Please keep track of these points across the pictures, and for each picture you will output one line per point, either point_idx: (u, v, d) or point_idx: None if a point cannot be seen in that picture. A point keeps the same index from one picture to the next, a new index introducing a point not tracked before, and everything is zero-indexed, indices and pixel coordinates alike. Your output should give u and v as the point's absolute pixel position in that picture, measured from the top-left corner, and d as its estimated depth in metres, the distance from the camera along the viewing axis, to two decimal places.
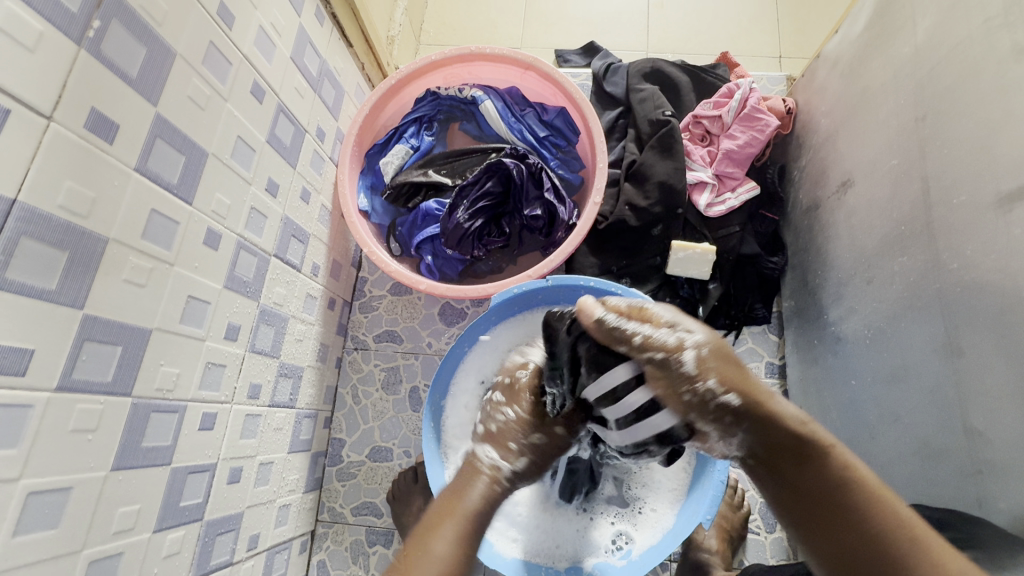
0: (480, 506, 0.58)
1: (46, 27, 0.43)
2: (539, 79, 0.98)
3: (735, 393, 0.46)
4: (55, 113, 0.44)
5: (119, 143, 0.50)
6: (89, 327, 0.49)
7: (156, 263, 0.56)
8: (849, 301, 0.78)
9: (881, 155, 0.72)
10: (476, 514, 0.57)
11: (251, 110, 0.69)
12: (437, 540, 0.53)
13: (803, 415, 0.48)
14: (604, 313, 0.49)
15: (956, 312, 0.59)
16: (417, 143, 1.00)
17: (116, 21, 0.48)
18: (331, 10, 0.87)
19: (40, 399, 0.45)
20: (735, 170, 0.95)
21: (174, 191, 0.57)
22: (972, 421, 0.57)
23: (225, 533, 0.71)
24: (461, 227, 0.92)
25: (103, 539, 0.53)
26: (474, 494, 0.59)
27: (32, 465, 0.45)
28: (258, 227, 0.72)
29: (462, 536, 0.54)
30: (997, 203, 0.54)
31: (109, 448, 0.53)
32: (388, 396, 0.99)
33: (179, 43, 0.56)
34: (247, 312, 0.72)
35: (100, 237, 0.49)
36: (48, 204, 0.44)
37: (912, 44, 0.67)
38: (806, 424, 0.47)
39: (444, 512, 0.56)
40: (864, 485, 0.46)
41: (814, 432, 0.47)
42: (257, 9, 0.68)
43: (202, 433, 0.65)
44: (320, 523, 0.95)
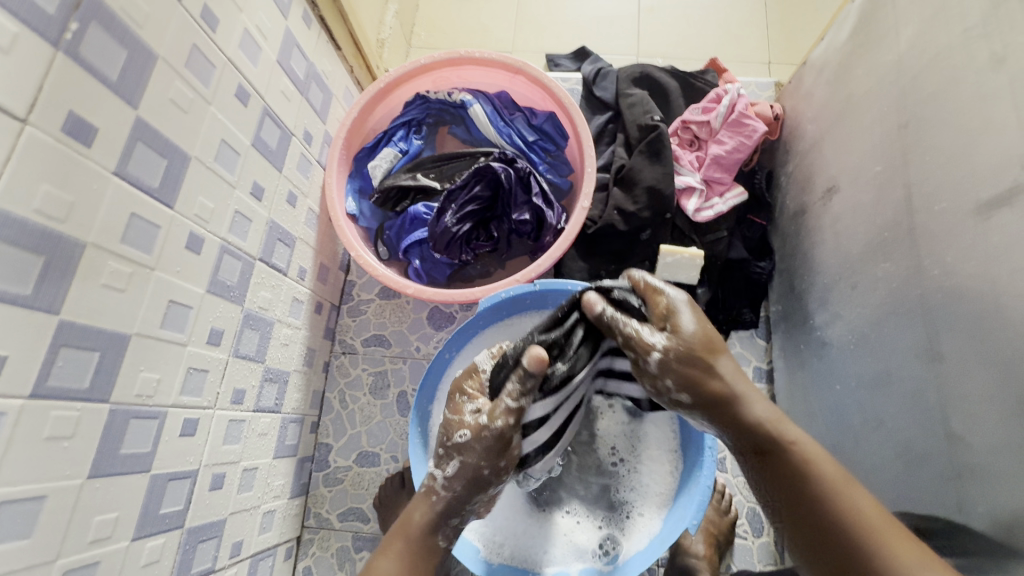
0: (427, 525, 0.58)
1: (22, 29, 0.42)
2: (528, 83, 0.99)
3: (687, 394, 0.56)
4: (30, 116, 0.43)
5: (98, 147, 0.49)
6: (65, 333, 0.48)
7: (136, 268, 0.55)
8: (833, 306, 0.79)
9: (865, 162, 0.73)
10: (424, 532, 0.58)
11: (235, 114, 0.68)
12: (383, 558, 0.56)
13: (771, 415, 0.54)
14: (603, 307, 0.59)
15: (936, 318, 0.59)
16: (406, 147, 1.00)
17: (95, 23, 0.48)
18: (319, 13, 0.86)
19: (14, 406, 0.45)
20: (722, 175, 0.95)
21: (155, 194, 0.57)
22: (953, 427, 0.57)
23: (207, 540, 0.70)
24: (449, 231, 0.91)
25: (79, 548, 0.52)
26: (420, 517, 0.58)
27: (5, 472, 0.44)
28: (243, 231, 0.72)
29: (408, 560, 0.56)
30: (977, 211, 0.55)
31: (86, 455, 0.52)
32: (375, 401, 0.99)
33: (161, 45, 0.55)
34: (231, 317, 0.71)
35: (77, 241, 0.48)
36: (23, 209, 0.43)
37: (895, 52, 0.68)
38: (772, 423, 0.54)
39: (396, 532, 0.58)
40: (823, 477, 0.50)
41: (779, 430, 0.53)
42: (242, 12, 0.67)
43: (184, 439, 0.64)
44: (306, 529, 0.94)
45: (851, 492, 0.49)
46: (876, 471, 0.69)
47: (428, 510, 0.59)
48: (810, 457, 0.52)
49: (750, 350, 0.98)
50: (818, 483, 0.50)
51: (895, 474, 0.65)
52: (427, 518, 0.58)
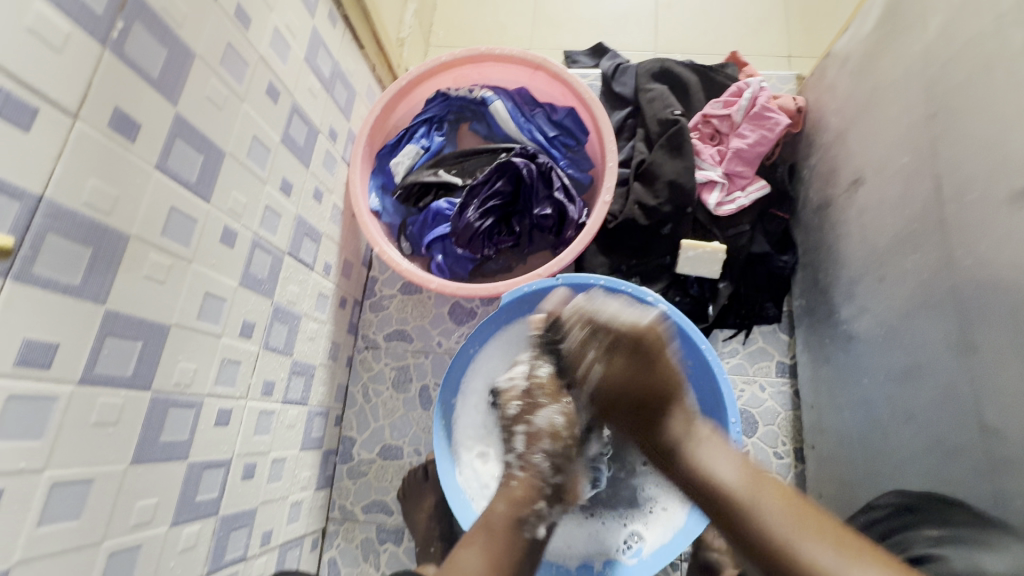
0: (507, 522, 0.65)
1: (74, 29, 0.44)
2: (548, 79, 0.99)
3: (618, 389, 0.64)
4: (80, 112, 0.45)
5: (140, 142, 0.51)
6: (111, 322, 0.50)
7: (175, 260, 0.57)
8: (860, 300, 0.78)
9: (892, 152, 0.72)
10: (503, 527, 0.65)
11: (266, 111, 0.70)
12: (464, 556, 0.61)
13: (731, 486, 0.57)
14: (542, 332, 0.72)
15: (970, 309, 0.59)
16: (428, 143, 1.01)
17: (139, 22, 0.49)
18: (343, 12, 0.88)
19: (64, 392, 0.46)
20: (745, 169, 0.95)
21: (193, 189, 0.58)
22: (988, 418, 0.57)
23: (239, 528, 0.72)
24: (472, 226, 0.92)
25: (122, 531, 0.54)
26: (501, 512, 0.66)
27: (56, 456, 0.46)
28: (272, 226, 0.73)
29: (490, 558, 0.62)
30: (1012, 199, 0.54)
31: (130, 442, 0.53)
32: (398, 395, 1.00)
33: (199, 44, 0.57)
34: (261, 310, 0.72)
35: (121, 233, 0.50)
36: (73, 202, 0.45)
37: (923, 41, 0.67)
38: (729, 495, 0.57)
39: (477, 531, 0.65)
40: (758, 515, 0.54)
41: (731, 498, 0.56)
42: (272, 11, 0.69)
43: (218, 428, 0.66)
44: (331, 521, 0.96)
45: (765, 491, 0.56)
46: (906, 465, 0.68)
47: (510, 502, 0.67)
48: (725, 480, 0.58)
49: (773, 344, 0.97)
50: (731, 498, 0.56)
51: (926, 467, 0.65)
52: (507, 513, 0.66)
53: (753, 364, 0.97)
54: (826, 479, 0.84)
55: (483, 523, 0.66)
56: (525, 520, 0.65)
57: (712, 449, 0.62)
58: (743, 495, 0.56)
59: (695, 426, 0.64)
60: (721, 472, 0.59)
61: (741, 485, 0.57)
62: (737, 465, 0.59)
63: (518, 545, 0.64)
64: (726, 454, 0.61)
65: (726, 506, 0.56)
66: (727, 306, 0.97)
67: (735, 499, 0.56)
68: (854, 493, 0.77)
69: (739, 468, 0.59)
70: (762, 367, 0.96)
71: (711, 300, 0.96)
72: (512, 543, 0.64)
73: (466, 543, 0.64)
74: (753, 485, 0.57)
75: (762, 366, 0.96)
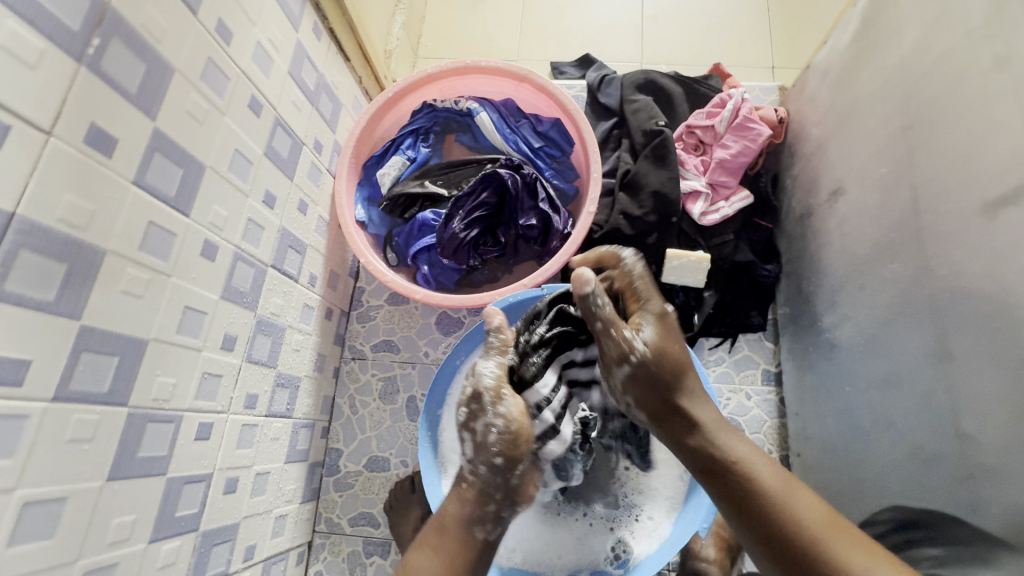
0: (461, 515, 0.60)
1: (48, 45, 0.44)
2: (533, 90, 1.00)
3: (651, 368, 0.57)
4: (55, 128, 0.45)
5: (118, 157, 0.51)
6: (86, 338, 0.50)
7: (153, 274, 0.56)
8: (842, 308, 0.79)
9: (870, 163, 0.73)
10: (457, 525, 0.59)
11: (249, 124, 0.70)
12: (418, 558, 0.57)
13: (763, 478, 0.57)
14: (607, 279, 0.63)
15: (944, 317, 0.59)
16: (414, 154, 1.02)
17: (117, 39, 0.50)
18: (329, 26, 0.89)
19: (36, 409, 0.46)
20: (728, 179, 0.96)
21: (172, 203, 0.58)
22: (963, 426, 0.57)
23: (221, 544, 0.71)
24: (457, 237, 0.93)
25: (98, 549, 0.53)
26: (455, 511, 0.60)
27: (28, 474, 0.46)
28: (255, 238, 0.73)
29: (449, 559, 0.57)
30: (983, 210, 0.55)
31: (105, 458, 0.53)
32: (385, 406, 1.00)
33: (178, 59, 0.57)
34: (244, 322, 0.72)
35: (97, 248, 0.50)
36: (47, 218, 0.45)
37: (898, 54, 0.68)
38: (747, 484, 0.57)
39: (433, 531, 0.60)
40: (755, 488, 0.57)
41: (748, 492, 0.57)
42: (255, 26, 0.69)
43: (199, 442, 0.66)
44: (317, 534, 0.95)
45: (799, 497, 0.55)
46: (888, 473, 0.68)
47: (461, 501, 0.60)
48: (744, 459, 0.54)
49: (758, 353, 0.98)
50: (760, 495, 0.52)
51: (907, 474, 0.65)
52: (459, 512, 0.60)
53: (739, 373, 0.97)
54: (810, 487, 0.84)
55: (437, 524, 0.60)
56: (479, 519, 0.59)
57: (722, 437, 0.56)
58: (776, 497, 0.51)
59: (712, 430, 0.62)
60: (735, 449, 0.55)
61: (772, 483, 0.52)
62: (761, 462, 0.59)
63: (473, 549, 0.59)
64: (737, 441, 0.56)
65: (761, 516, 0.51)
66: (713, 315, 0.98)
67: (760, 495, 0.51)
68: (837, 500, 0.78)
69: (745, 447, 0.55)
70: (747, 375, 0.97)
71: (696, 309, 0.96)
72: (465, 549, 0.58)
73: (421, 543, 0.59)
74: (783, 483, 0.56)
75: (748, 375, 0.97)
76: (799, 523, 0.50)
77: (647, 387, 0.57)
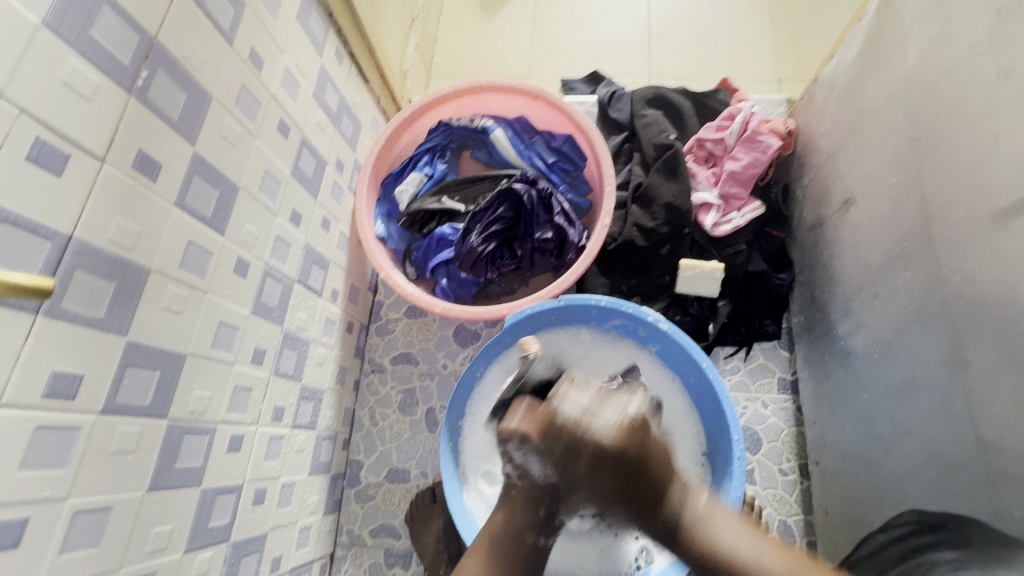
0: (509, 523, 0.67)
1: (102, 78, 0.47)
2: (547, 107, 1.03)
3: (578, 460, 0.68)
4: (107, 155, 0.48)
5: (161, 181, 0.54)
6: (131, 353, 0.52)
7: (191, 292, 0.59)
8: (856, 316, 0.80)
9: (880, 173, 0.75)
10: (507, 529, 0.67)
11: (278, 146, 0.73)
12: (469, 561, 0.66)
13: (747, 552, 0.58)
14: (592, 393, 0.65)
15: (960, 324, 0.60)
16: (431, 171, 1.05)
17: (161, 70, 0.53)
18: (349, 50, 0.92)
19: (87, 421, 0.48)
20: (739, 190, 0.98)
21: (209, 223, 0.61)
22: (982, 432, 0.58)
23: (249, 554, 0.72)
24: (475, 251, 0.95)
25: (139, 557, 0.55)
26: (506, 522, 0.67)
27: (79, 485, 0.48)
28: (282, 255, 0.76)
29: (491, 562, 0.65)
30: (993, 219, 0.57)
31: (146, 469, 0.55)
32: (405, 417, 1.01)
33: (215, 87, 0.60)
34: (272, 337, 0.75)
35: (143, 268, 0.52)
36: (100, 239, 0.47)
37: (904, 68, 0.70)
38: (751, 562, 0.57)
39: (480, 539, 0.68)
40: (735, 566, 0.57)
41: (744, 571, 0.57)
42: (284, 52, 0.73)
43: (230, 454, 0.68)
44: (339, 546, 0.96)
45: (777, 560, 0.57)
46: (907, 479, 0.69)
47: (510, 514, 0.67)
48: (736, 553, 0.58)
49: (773, 361, 0.99)
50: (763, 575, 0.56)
51: (926, 481, 0.66)
52: (507, 522, 0.67)
53: (755, 382, 0.98)
54: (830, 495, 0.85)
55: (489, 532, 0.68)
56: (531, 528, 0.66)
57: (715, 516, 0.62)
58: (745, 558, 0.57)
59: (690, 496, 0.64)
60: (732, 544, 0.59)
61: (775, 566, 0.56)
62: (738, 529, 0.61)
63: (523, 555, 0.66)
64: (723, 517, 0.62)
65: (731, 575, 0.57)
66: (727, 324, 0.99)
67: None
68: (857, 509, 0.78)
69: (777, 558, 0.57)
70: (763, 384, 0.97)
71: (711, 318, 0.98)
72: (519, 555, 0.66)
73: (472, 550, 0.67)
74: (795, 574, 0.56)
75: (764, 384, 0.98)
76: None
77: (613, 468, 0.61)
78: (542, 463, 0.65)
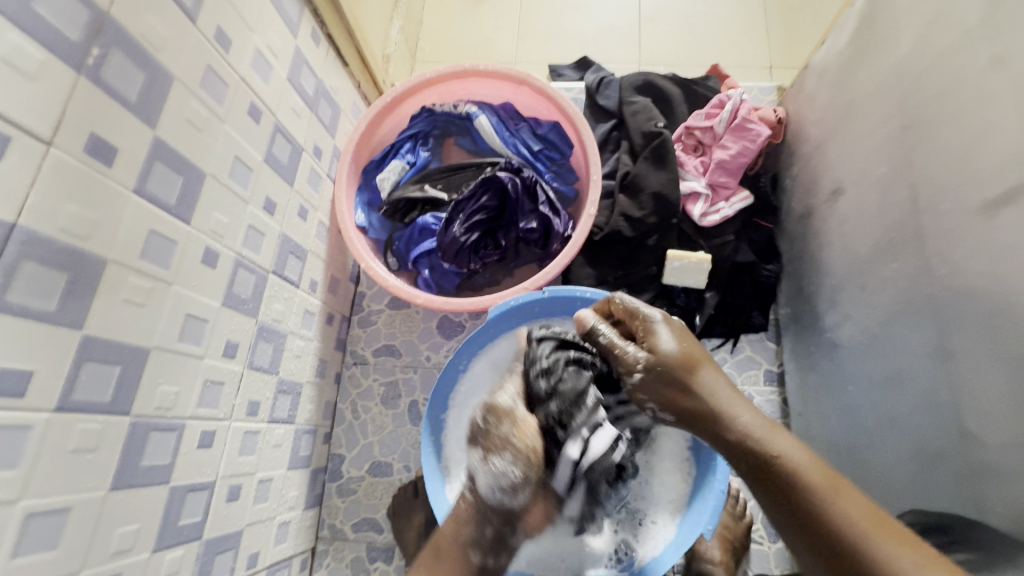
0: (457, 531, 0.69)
1: (48, 56, 0.44)
2: (532, 93, 1.00)
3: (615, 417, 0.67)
4: (55, 138, 0.45)
5: (118, 167, 0.51)
6: (88, 348, 0.49)
7: (154, 283, 0.56)
8: (843, 308, 0.79)
9: (869, 162, 0.73)
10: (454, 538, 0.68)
11: (250, 132, 0.70)
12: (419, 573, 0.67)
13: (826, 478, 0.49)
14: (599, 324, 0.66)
15: (947, 316, 0.59)
16: (413, 158, 1.02)
17: (116, 48, 0.50)
18: (327, 31, 0.89)
19: (40, 420, 0.46)
20: (728, 180, 0.96)
21: (173, 211, 0.58)
22: (966, 425, 0.57)
23: (224, 551, 0.71)
24: (458, 241, 0.93)
25: (102, 559, 0.53)
26: (454, 536, 0.69)
27: (32, 486, 0.45)
28: (256, 245, 0.73)
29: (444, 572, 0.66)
30: (982, 210, 0.55)
31: (108, 468, 0.53)
32: (387, 410, 0.99)
33: (178, 68, 0.57)
34: (245, 329, 0.72)
35: (99, 258, 0.50)
36: (49, 228, 0.45)
37: (895, 54, 0.69)
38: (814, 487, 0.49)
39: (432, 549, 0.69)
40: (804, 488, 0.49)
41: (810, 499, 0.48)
42: (255, 32, 0.69)
43: (202, 450, 0.65)
44: (321, 540, 0.95)
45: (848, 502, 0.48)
46: (893, 471, 0.68)
47: (456, 522, 0.69)
48: (790, 457, 0.51)
49: (760, 353, 0.98)
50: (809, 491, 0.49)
51: (911, 473, 0.65)
52: (453, 534, 0.69)
53: (741, 374, 0.97)
54: None
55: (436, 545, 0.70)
56: (474, 540, 0.68)
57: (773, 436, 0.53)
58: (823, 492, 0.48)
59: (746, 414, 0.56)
60: (788, 449, 0.52)
61: (820, 481, 0.49)
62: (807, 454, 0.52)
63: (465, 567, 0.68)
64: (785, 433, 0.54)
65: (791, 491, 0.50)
66: (714, 315, 0.98)
67: (807, 493, 0.49)
68: None
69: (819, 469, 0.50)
70: (750, 376, 0.97)
71: (698, 309, 0.96)
72: (460, 567, 0.68)
73: (422, 563, 0.68)
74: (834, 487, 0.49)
75: (750, 376, 0.97)
76: (844, 527, 0.46)
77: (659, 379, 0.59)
78: (488, 482, 0.66)
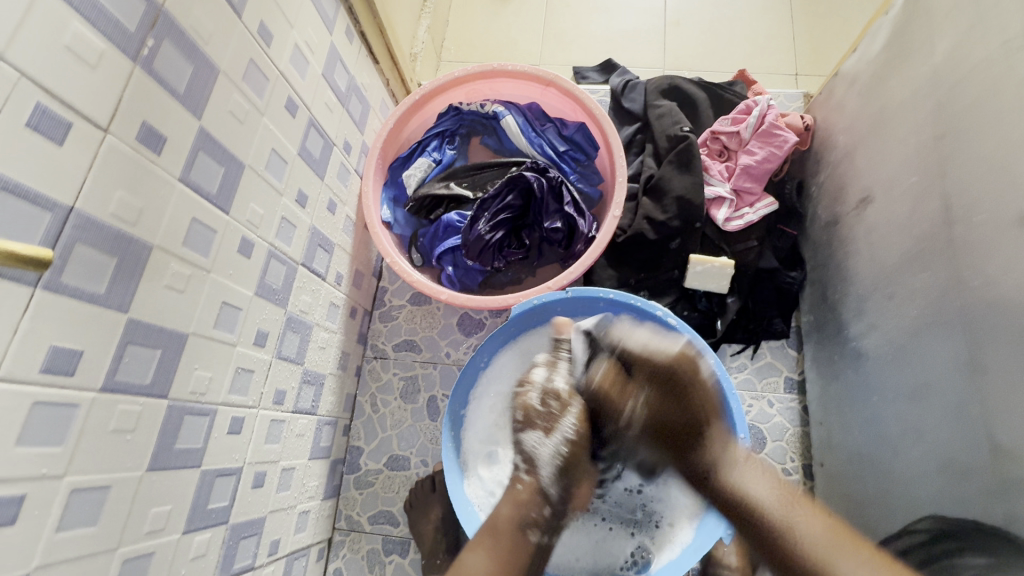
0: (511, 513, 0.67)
1: (107, 45, 0.45)
2: (559, 94, 1.01)
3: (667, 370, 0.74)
4: (110, 126, 0.46)
5: (166, 155, 0.52)
6: (131, 330, 0.51)
7: (194, 270, 0.58)
8: (870, 317, 0.78)
9: (902, 172, 0.73)
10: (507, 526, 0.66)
11: (285, 124, 0.71)
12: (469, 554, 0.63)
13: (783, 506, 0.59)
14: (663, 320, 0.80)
15: (981, 329, 0.59)
16: (439, 156, 1.03)
17: (168, 40, 0.51)
18: (360, 29, 0.90)
19: (85, 399, 0.47)
20: (753, 186, 0.95)
21: (213, 201, 0.59)
22: (999, 439, 0.57)
23: (247, 537, 0.72)
24: (483, 239, 0.93)
25: (136, 538, 0.54)
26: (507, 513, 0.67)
27: (76, 463, 0.47)
28: (288, 237, 0.74)
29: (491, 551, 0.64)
30: (1021, 221, 0.55)
31: (145, 450, 0.54)
32: (406, 405, 1.00)
33: (223, 60, 0.59)
34: (275, 319, 0.73)
35: (145, 244, 0.51)
36: (101, 212, 0.46)
37: (931, 62, 0.68)
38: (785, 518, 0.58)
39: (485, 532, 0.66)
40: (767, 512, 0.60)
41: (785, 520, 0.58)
42: (293, 28, 0.71)
43: (231, 436, 0.67)
44: (337, 531, 0.96)
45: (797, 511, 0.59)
46: (917, 483, 0.68)
47: (515, 502, 0.68)
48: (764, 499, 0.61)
49: (781, 360, 0.97)
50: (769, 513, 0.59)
51: (937, 486, 0.65)
52: (512, 515, 0.67)
53: (761, 380, 0.97)
54: (834, 497, 0.84)
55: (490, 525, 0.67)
56: (531, 521, 0.67)
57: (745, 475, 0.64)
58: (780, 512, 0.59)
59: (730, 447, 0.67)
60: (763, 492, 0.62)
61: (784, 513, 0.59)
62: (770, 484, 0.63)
63: (524, 552, 0.65)
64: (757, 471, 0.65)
65: (764, 530, 0.59)
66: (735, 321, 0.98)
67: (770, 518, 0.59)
68: (865, 511, 0.77)
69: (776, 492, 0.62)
70: (770, 383, 0.96)
71: (719, 314, 0.96)
72: (518, 549, 0.65)
73: (476, 544, 0.65)
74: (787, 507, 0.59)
75: (771, 382, 0.96)
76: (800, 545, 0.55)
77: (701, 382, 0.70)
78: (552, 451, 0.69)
